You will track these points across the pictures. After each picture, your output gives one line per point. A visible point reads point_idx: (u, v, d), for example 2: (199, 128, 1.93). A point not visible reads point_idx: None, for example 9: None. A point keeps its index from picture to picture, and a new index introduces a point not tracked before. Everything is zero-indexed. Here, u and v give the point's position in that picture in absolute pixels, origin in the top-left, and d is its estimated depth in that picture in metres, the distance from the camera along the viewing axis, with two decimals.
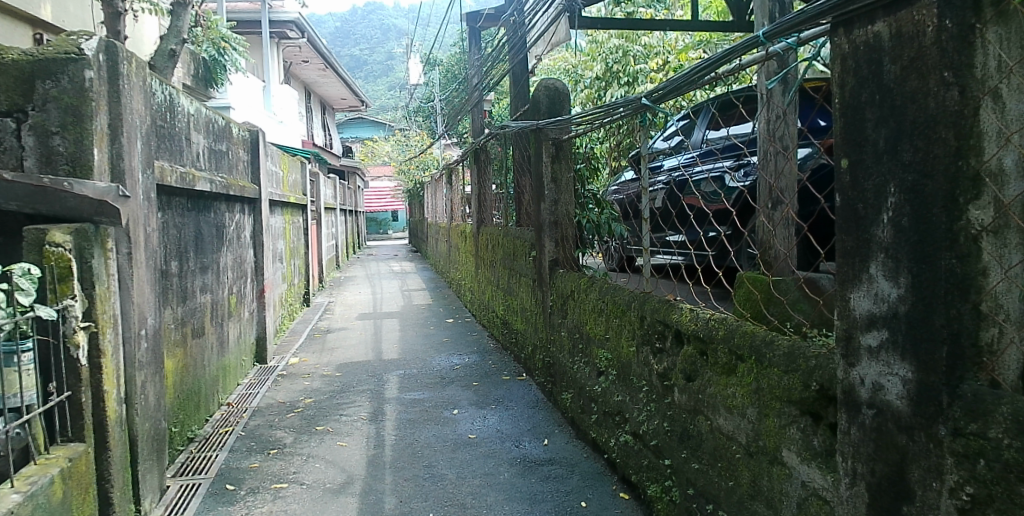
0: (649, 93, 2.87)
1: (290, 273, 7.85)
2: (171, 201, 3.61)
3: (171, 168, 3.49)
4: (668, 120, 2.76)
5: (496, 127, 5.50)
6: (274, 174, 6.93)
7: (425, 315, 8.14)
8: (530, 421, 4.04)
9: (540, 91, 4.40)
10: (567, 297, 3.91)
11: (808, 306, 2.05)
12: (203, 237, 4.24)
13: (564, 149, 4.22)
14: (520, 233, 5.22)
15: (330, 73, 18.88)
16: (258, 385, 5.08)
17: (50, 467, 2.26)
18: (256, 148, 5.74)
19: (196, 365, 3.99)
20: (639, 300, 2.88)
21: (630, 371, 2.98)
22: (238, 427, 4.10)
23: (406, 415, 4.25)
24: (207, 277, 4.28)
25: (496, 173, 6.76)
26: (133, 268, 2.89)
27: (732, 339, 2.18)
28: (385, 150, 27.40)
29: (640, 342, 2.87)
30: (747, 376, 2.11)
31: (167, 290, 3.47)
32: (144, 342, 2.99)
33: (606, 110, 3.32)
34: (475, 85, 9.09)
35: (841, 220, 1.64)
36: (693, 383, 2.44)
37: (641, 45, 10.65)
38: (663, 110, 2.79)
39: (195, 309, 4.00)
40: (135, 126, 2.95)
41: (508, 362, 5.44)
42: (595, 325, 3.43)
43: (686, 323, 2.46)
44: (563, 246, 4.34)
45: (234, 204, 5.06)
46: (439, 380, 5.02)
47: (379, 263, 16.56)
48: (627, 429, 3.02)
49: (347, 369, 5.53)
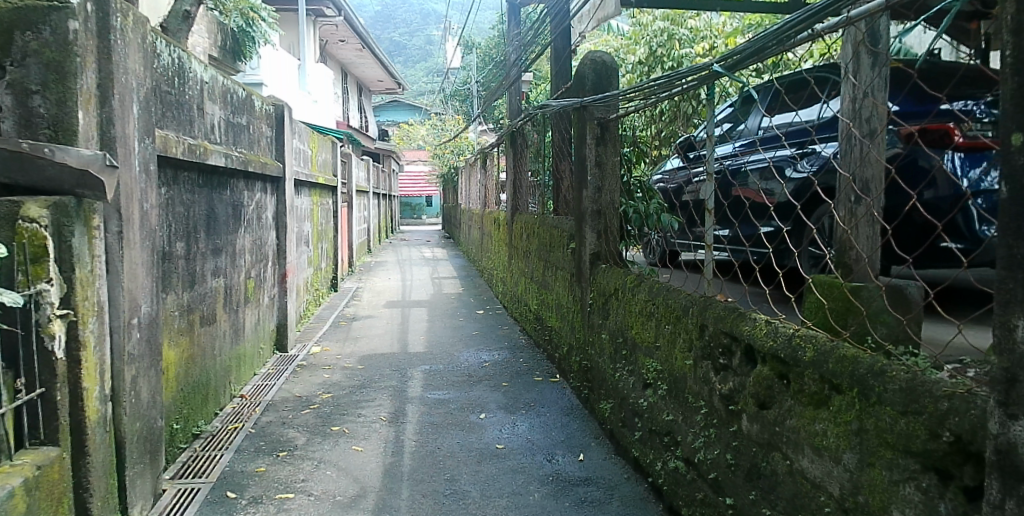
0: (723, 58, 2.36)
1: (316, 257, 7.55)
2: (178, 175, 3.30)
3: (177, 139, 3.19)
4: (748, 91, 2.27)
5: (536, 107, 5.09)
6: (301, 154, 6.63)
7: (455, 306, 7.80)
8: (565, 431, 3.65)
9: (586, 66, 3.91)
10: (610, 295, 3.47)
11: (891, 319, 1.91)
12: (217, 216, 3.94)
13: (610, 131, 3.76)
14: (558, 222, 4.80)
15: (367, 54, 18.67)
16: (275, 376, 4.80)
17: (11, 477, 1.94)
18: (281, 123, 5.43)
19: (205, 356, 3.71)
20: (699, 305, 2.43)
21: (684, 387, 2.54)
22: (248, 424, 3.81)
23: (429, 417, 3.91)
24: (219, 260, 3.97)
25: (532, 159, 6.37)
26: (125, 249, 2.57)
27: (825, 364, 1.73)
28: (421, 134, 27.16)
29: (699, 356, 2.42)
30: (844, 412, 1.68)
31: (169, 275, 3.17)
32: (138, 332, 2.69)
33: (667, 82, 2.78)
34: (514, 64, 8.67)
35: (1009, 220, 1.18)
36: (768, 412, 2.00)
37: (688, 28, 10.14)
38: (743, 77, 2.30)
39: (205, 294, 3.71)
40: (131, 88, 2.63)
41: (541, 362, 5.05)
42: (642, 330, 2.97)
43: (761, 340, 2.02)
44: (606, 239, 3.86)
45: (254, 182, 4.76)
46: (467, 379, 4.66)
47: (411, 249, 16.27)
48: (678, 453, 2.60)
49: (370, 362, 5.20)
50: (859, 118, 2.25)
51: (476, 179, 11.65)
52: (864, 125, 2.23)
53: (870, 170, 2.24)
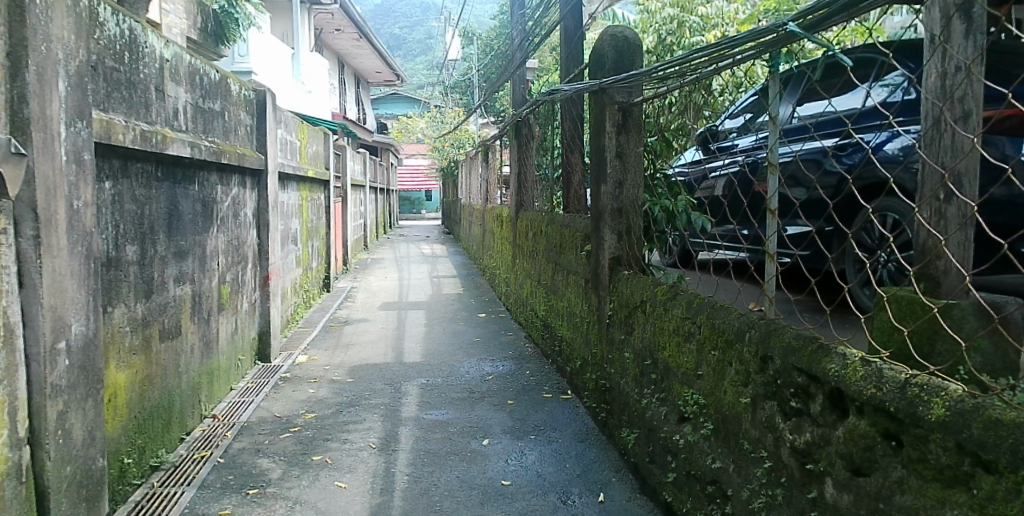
0: (801, 14, 1.78)
1: (305, 256, 7.06)
2: (128, 166, 2.80)
3: (126, 125, 2.68)
4: (837, 57, 1.70)
5: (543, 94, 4.57)
6: (287, 145, 6.12)
7: (454, 308, 7.32)
8: (580, 462, 3.17)
9: (604, 43, 3.41)
10: (635, 308, 2.97)
11: (990, 346, 1.44)
12: (182, 214, 3.44)
13: (633, 117, 3.28)
14: (569, 220, 4.31)
15: (364, 44, 18.13)
16: (254, 390, 4.32)
17: None
18: (263, 111, 4.93)
19: (167, 376, 3.23)
20: (760, 330, 1.95)
21: (737, 430, 2.06)
22: (217, 453, 3.33)
23: (424, 443, 3.41)
24: (185, 263, 3.47)
25: (538, 152, 5.87)
26: (45, 257, 2.06)
27: (965, 429, 1.22)
28: (420, 127, 26.61)
29: (759, 395, 1.94)
30: (999, 502, 1.16)
31: (117, 284, 2.69)
32: (66, 358, 2.20)
33: (717, 52, 2.22)
34: (518, 50, 8.15)
35: None
36: (866, 481, 1.51)
37: (698, 16, 9.65)
38: (827, 40, 1.73)
39: (167, 304, 3.23)
40: (56, 60, 2.11)
41: (549, 374, 4.56)
42: (678, 354, 2.48)
43: (857, 386, 1.52)
44: (628, 241, 3.36)
45: (230, 175, 4.25)
46: (468, 395, 4.17)
47: (409, 246, 15.74)
48: (727, 510, 2.12)
49: (359, 374, 4.72)
50: (946, 97, 1.53)
51: (477, 173, 11.11)
52: (957, 105, 1.51)
53: (964, 159, 1.50)
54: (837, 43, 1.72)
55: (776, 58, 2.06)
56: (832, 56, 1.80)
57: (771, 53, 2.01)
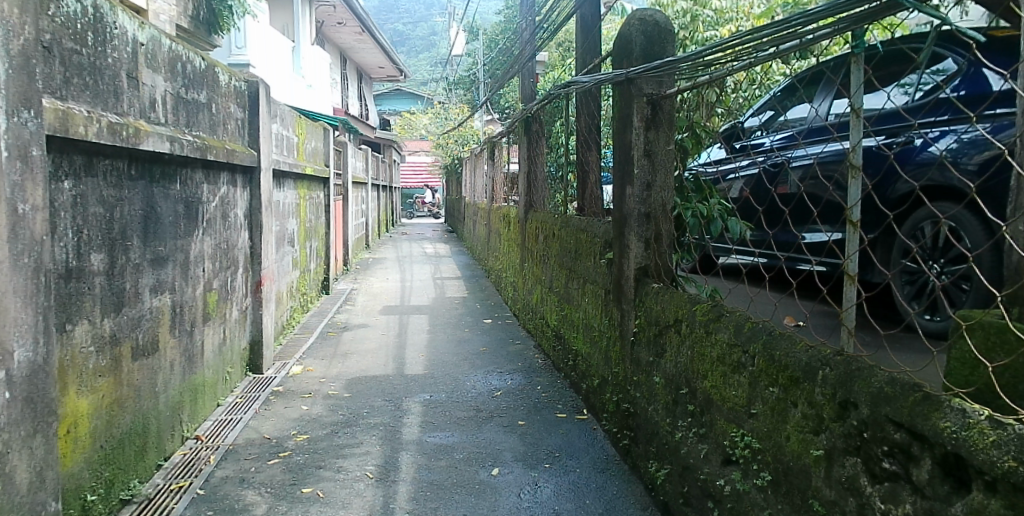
0: None
1: (303, 258, 6.75)
2: (93, 163, 2.44)
3: (89, 116, 2.32)
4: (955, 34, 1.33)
5: (557, 88, 4.21)
6: (283, 141, 5.78)
7: (459, 313, 6.98)
8: (603, 498, 2.82)
9: (633, 26, 3.05)
10: (667, 327, 2.62)
11: None
12: (160, 216, 3.09)
13: (663, 110, 2.90)
14: (586, 223, 3.96)
15: (367, 38, 17.77)
16: (243, 407, 3.99)
17: None
18: (256, 104, 4.59)
19: (142, 398, 2.89)
20: (841, 371, 1.59)
21: (808, 487, 1.71)
22: (197, 483, 2.99)
23: (427, 473, 3.07)
24: (163, 272, 3.13)
25: (549, 150, 5.53)
26: None
27: None
28: (423, 124, 26.23)
29: (840, 451, 1.59)
30: None
31: (78, 297, 2.33)
32: (6, 390, 1.84)
33: (786, 27, 1.86)
34: (527, 43, 7.79)
35: None
36: None
37: (712, 10, 9.27)
38: (941, 12, 1.36)
39: (141, 317, 2.89)
40: None
41: (563, 391, 4.22)
42: (724, 387, 2.13)
43: (988, 456, 1.16)
44: (655, 250, 3.00)
45: (217, 173, 3.91)
46: (476, 414, 3.83)
47: (411, 245, 15.36)
48: None
49: (357, 388, 4.38)
50: None
51: (483, 172, 10.73)
52: None
53: None
54: (954, 15, 1.35)
55: (861, 35, 1.67)
56: (942, 33, 1.43)
57: (858, 26, 1.62)
